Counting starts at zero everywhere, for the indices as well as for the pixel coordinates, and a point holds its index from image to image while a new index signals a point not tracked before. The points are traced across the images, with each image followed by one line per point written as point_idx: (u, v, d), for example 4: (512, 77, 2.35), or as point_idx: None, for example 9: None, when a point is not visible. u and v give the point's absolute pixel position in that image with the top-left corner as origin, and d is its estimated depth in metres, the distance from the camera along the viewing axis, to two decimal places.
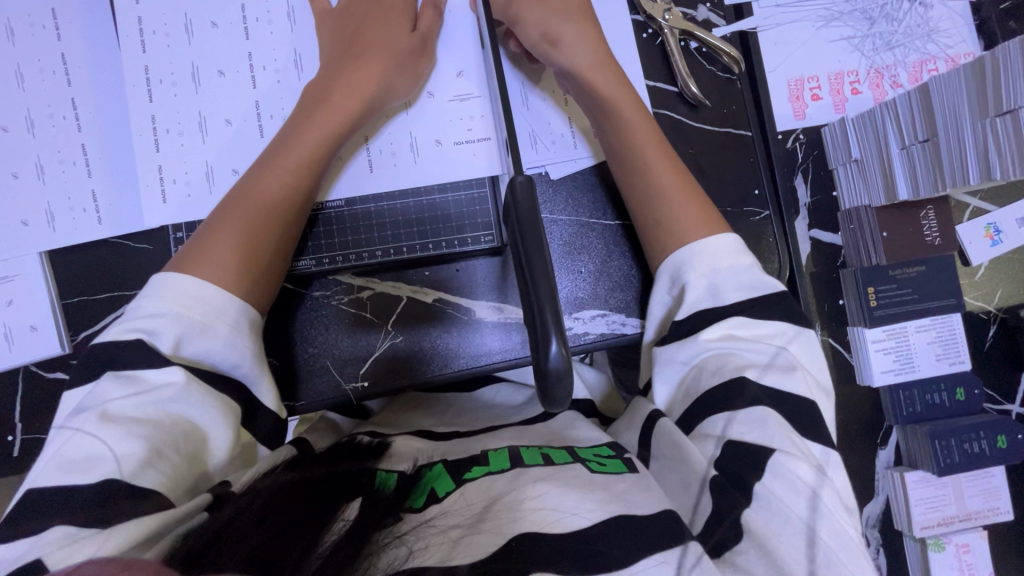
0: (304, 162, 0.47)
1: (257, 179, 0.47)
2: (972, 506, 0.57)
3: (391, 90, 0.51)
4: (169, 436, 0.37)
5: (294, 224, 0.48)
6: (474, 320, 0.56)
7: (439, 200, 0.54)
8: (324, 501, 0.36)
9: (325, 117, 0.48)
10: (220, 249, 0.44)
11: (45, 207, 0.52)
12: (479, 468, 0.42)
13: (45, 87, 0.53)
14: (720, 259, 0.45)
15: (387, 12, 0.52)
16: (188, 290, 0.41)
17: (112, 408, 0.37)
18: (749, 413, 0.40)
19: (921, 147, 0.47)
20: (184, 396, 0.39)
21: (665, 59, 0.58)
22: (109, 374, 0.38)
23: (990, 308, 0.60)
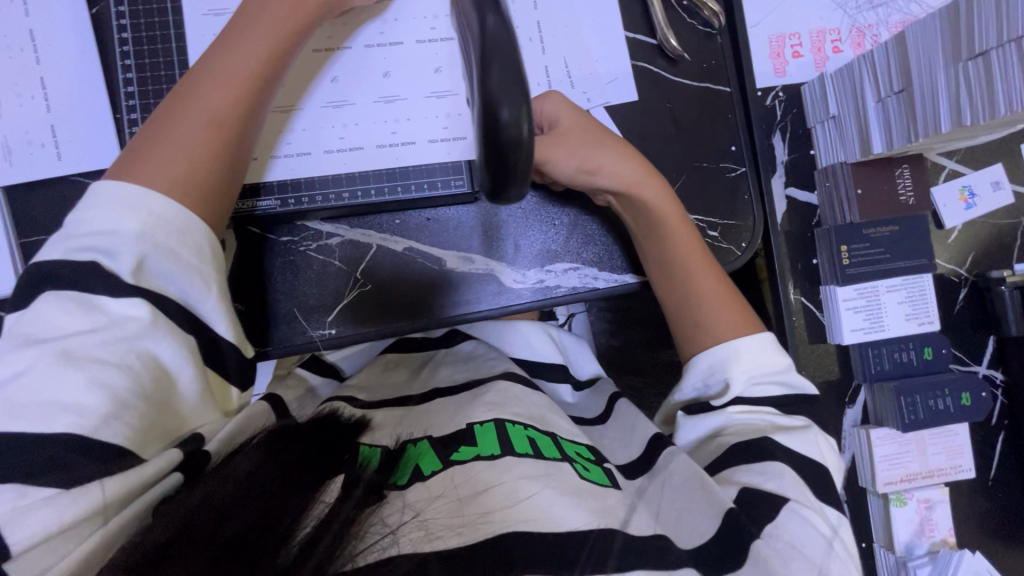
0: (260, 69, 0.43)
1: (199, 91, 0.41)
2: (935, 463, 0.57)
3: None
4: (137, 383, 0.34)
5: (245, 146, 0.43)
6: (445, 271, 0.55)
7: (407, 139, 0.51)
8: (305, 474, 0.34)
9: (286, 10, 0.44)
10: (176, 162, 0.39)
11: (2, 140, 0.51)
12: (466, 449, 0.42)
13: (1, 14, 0.51)
14: (761, 364, 0.47)
15: None
16: (135, 203, 0.36)
17: (71, 345, 0.33)
18: (766, 466, 0.42)
19: (896, 98, 0.47)
20: (152, 332, 0.35)
21: (645, 9, 0.57)
22: (53, 296, 0.35)
23: (961, 270, 0.60)
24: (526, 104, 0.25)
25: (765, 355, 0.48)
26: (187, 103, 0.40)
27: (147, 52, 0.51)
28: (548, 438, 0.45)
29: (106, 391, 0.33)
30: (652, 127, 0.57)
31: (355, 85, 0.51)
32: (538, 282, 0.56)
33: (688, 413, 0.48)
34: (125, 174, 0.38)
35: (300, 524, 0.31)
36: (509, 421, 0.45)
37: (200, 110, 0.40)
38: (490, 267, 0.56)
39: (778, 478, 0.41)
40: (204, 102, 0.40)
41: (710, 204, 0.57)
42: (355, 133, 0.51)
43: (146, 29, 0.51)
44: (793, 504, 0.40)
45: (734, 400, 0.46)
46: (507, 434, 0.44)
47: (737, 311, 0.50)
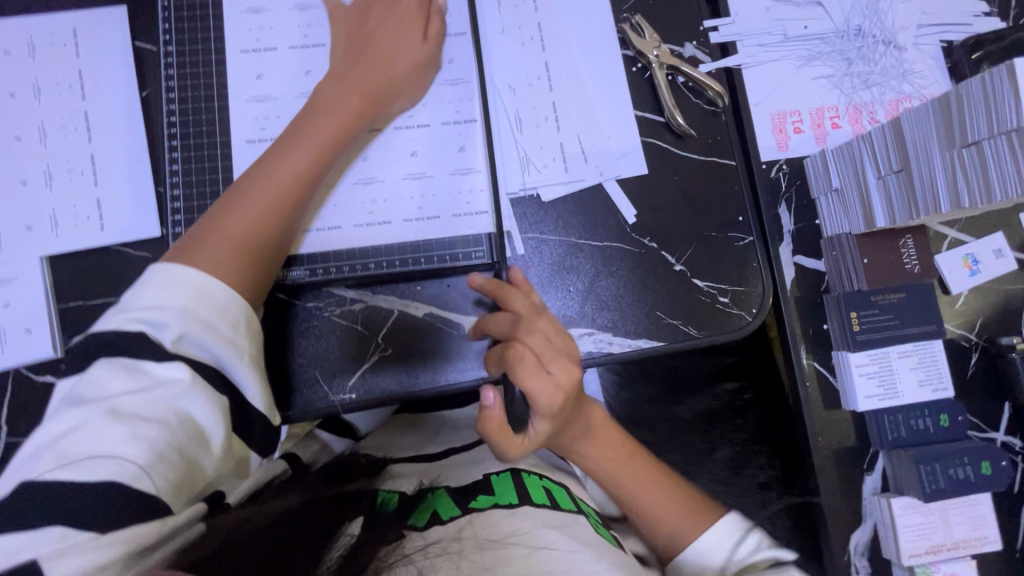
0: (304, 172, 0.46)
1: (255, 185, 0.44)
2: (960, 534, 0.57)
3: (397, 92, 0.52)
4: (174, 438, 0.36)
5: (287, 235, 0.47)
6: (464, 336, 0.57)
7: (432, 212, 0.54)
8: (331, 509, 0.37)
9: (334, 118, 0.48)
10: (228, 250, 0.42)
11: (50, 213, 0.54)
12: (483, 498, 0.45)
13: (60, 99, 0.55)
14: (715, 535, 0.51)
15: (402, 19, 0.53)
16: (184, 284, 0.39)
17: (119, 403, 0.35)
18: None
19: (896, 177, 0.49)
20: (188, 392, 0.37)
21: (653, 91, 0.61)
22: (104, 361, 0.37)
23: (971, 336, 0.61)
24: None
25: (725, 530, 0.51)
26: (240, 198, 0.44)
27: (193, 132, 0.55)
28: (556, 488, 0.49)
29: (145, 442, 0.35)
30: (662, 198, 0.60)
31: (382, 165, 0.54)
32: None
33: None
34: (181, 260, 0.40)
35: (320, 549, 0.33)
36: (525, 474, 0.51)
37: (252, 203, 0.44)
38: None
39: None
40: (261, 199, 0.44)
41: (720, 271, 0.59)
42: (382, 207, 0.54)
43: (193, 111, 0.55)
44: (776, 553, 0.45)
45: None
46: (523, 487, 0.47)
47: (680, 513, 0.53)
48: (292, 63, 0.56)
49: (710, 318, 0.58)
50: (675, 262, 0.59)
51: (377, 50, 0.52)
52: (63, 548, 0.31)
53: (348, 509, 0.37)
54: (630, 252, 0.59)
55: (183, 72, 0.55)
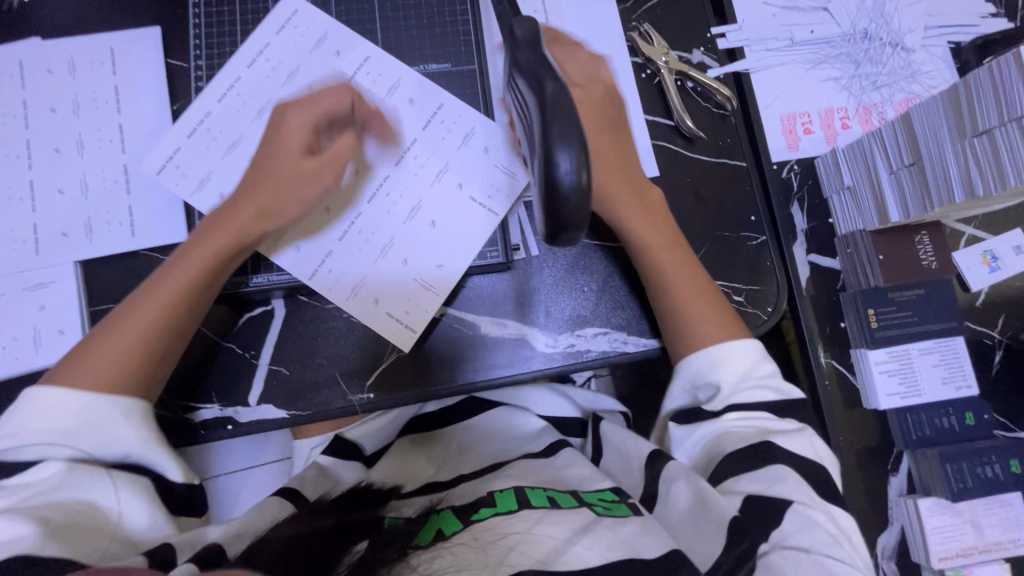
0: (196, 275, 0.48)
1: (144, 296, 0.47)
2: (991, 537, 0.55)
3: (306, 181, 0.50)
4: (67, 519, 0.41)
5: (176, 343, 0.48)
6: (480, 335, 0.58)
7: (448, 213, 0.55)
8: (336, 542, 0.38)
9: (225, 224, 0.49)
10: (109, 362, 0.45)
11: (84, 219, 0.57)
12: (486, 509, 0.43)
13: (97, 113, 0.58)
14: (746, 367, 0.48)
15: (310, 100, 0.50)
16: (43, 407, 0.43)
17: (1, 505, 0.40)
18: (767, 472, 0.44)
19: (908, 171, 0.49)
20: (68, 478, 0.42)
21: (662, 95, 0.62)
22: (2, 491, 0.41)
23: (994, 333, 0.60)
24: (583, 156, 0.30)
25: (752, 359, 0.49)
26: (126, 317, 0.46)
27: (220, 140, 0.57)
28: (566, 494, 0.46)
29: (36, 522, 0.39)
30: (674, 199, 0.60)
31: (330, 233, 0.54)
32: (568, 346, 0.58)
33: (682, 428, 0.49)
34: (56, 377, 0.44)
35: (330, 570, 0.36)
36: (528, 487, 0.47)
37: (141, 320, 0.46)
38: (523, 331, 0.58)
39: (779, 482, 0.43)
40: (151, 312, 0.46)
41: (733, 269, 0.59)
42: (396, 206, 0.55)
43: None
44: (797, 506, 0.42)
45: (727, 407, 0.47)
46: (525, 495, 0.45)
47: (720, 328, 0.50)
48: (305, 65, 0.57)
49: None
50: None
51: (269, 180, 0.49)
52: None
53: (353, 536, 0.39)
54: None
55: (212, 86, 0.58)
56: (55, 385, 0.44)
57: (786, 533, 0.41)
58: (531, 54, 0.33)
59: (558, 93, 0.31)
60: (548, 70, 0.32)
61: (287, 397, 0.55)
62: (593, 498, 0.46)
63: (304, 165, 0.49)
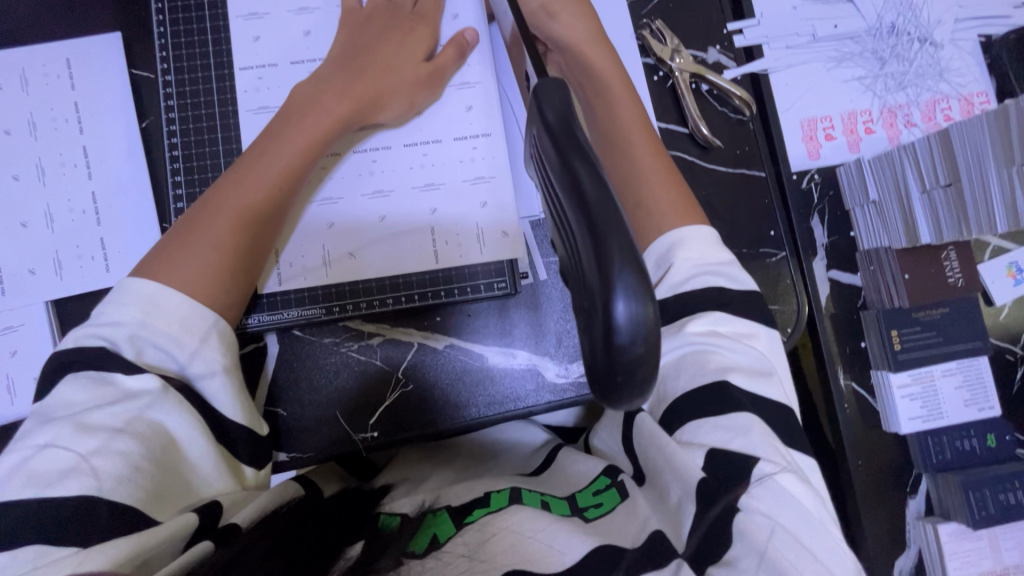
0: (281, 180, 0.45)
1: (220, 198, 0.43)
2: (1009, 560, 0.54)
3: (381, 106, 0.49)
4: (144, 447, 0.35)
5: (259, 248, 0.45)
6: (487, 367, 0.54)
7: (448, 236, 0.51)
8: (330, 542, 0.34)
9: (312, 126, 0.46)
10: (197, 262, 0.41)
11: (53, 254, 0.52)
12: (479, 509, 0.39)
13: (57, 134, 0.53)
14: (707, 253, 0.41)
15: (400, 35, 0.52)
16: (151, 297, 0.38)
17: (86, 416, 0.35)
18: (734, 419, 0.36)
19: (944, 191, 0.46)
20: (162, 403, 0.37)
21: (676, 101, 0.58)
22: (72, 377, 0.36)
23: (1016, 349, 0.58)
24: (647, 296, 0.21)
25: (709, 245, 0.42)
26: (209, 211, 0.43)
27: (196, 164, 0.52)
28: (563, 499, 0.41)
29: (120, 453, 0.34)
30: None
31: (388, 173, 0.51)
32: (581, 376, 0.55)
33: (650, 333, 0.40)
34: (147, 271, 0.40)
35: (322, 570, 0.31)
36: (525, 489, 0.42)
37: (235, 198, 0.43)
38: (533, 362, 0.55)
39: (745, 434, 0.35)
40: (216, 216, 0.43)
41: None
42: (391, 222, 0.51)
43: (196, 143, 0.52)
44: (764, 463, 0.35)
45: (689, 316, 0.39)
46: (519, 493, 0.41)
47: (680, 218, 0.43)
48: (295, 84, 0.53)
49: None
50: None
51: (374, 58, 0.50)
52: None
53: (351, 536, 0.35)
54: None
55: (184, 101, 0.52)
56: (150, 279, 0.39)
57: (751, 496, 0.34)
58: (563, 131, 0.23)
59: (603, 199, 0.22)
60: (585, 149, 0.23)
61: (283, 438, 0.52)
62: (587, 499, 0.41)
63: (415, 71, 0.50)
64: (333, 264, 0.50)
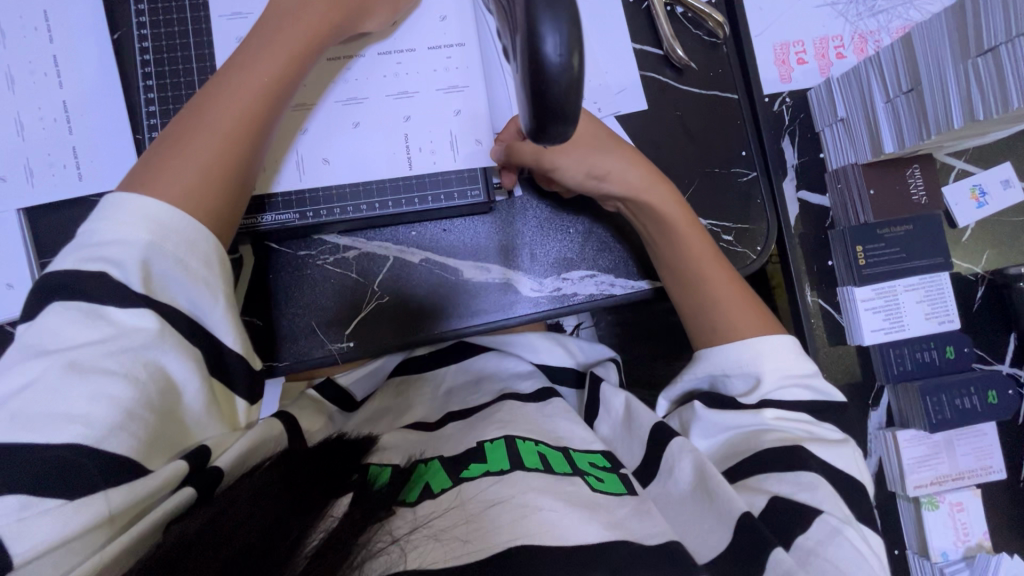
0: (270, 89, 0.43)
1: (207, 107, 0.41)
2: (965, 465, 0.57)
3: (365, 13, 0.48)
4: (143, 394, 0.33)
5: (253, 165, 0.43)
6: (462, 281, 0.55)
7: (423, 146, 0.51)
8: (317, 492, 0.35)
9: (299, 34, 0.44)
10: (189, 177, 0.39)
11: (24, 162, 0.52)
12: (475, 467, 0.42)
13: (26, 42, 0.52)
14: (783, 362, 0.48)
15: None
16: (147, 216, 0.36)
17: (77, 355, 0.32)
18: (799, 476, 0.41)
19: (905, 98, 0.47)
20: (160, 343, 0.35)
21: (651, 22, 0.58)
22: (60, 306, 0.34)
23: (977, 269, 0.60)
24: (574, 33, 0.24)
25: (784, 356, 0.48)
26: (196, 122, 0.40)
27: (169, 73, 0.52)
28: (559, 455, 0.44)
29: (112, 399, 0.32)
30: (662, 134, 0.58)
31: (362, 81, 0.51)
32: (555, 290, 0.56)
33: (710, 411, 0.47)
34: (137, 187, 0.38)
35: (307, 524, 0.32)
36: (520, 438, 0.45)
37: (223, 108, 0.41)
38: (507, 277, 0.56)
39: (811, 488, 0.40)
40: (205, 127, 0.40)
41: (721, 207, 0.57)
42: (366, 130, 0.51)
43: (168, 51, 0.52)
44: (827, 515, 0.39)
45: (763, 403, 0.46)
46: (517, 450, 0.43)
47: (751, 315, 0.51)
48: None
49: None
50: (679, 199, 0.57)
51: None
52: (22, 517, 0.29)
53: (338, 490, 0.36)
54: None
55: (155, 9, 0.52)
56: (140, 194, 0.37)
57: (808, 536, 0.38)
58: None
59: None
60: None
61: (258, 348, 0.53)
62: (585, 464, 0.44)
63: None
64: (306, 170, 0.50)
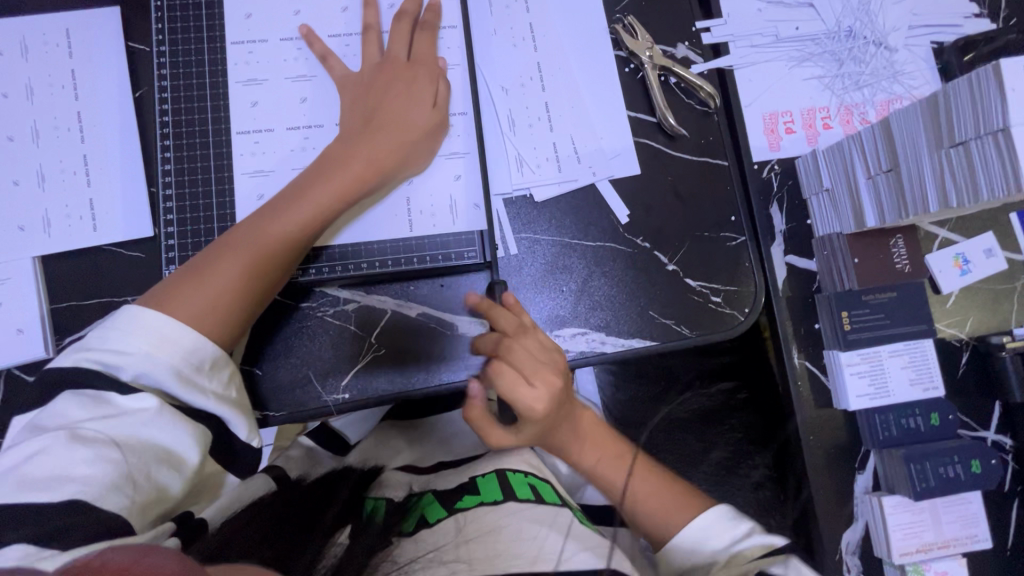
0: (296, 233, 0.47)
1: (243, 236, 0.46)
2: (950, 533, 0.57)
3: (405, 160, 0.52)
4: (138, 462, 0.37)
5: (263, 292, 0.47)
6: (457, 335, 0.57)
7: (426, 212, 0.54)
8: (323, 517, 0.35)
9: (336, 183, 0.49)
10: (205, 303, 0.43)
11: (42, 213, 0.54)
12: (470, 497, 0.45)
13: (52, 99, 0.55)
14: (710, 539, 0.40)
15: (419, 83, 0.54)
16: (161, 330, 0.41)
17: (82, 428, 0.37)
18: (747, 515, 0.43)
19: (885, 177, 0.50)
20: (156, 420, 0.39)
21: (645, 92, 0.61)
22: (69, 393, 0.39)
23: (961, 335, 0.61)
24: None
25: (719, 526, 0.41)
26: (229, 244, 0.46)
27: (185, 132, 0.55)
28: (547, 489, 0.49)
29: (112, 464, 0.36)
30: (654, 198, 0.60)
31: None
32: None
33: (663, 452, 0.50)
34: (163, 300, 0.43)
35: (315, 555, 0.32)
36: (510, 471, 0.50)
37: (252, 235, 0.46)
38: None
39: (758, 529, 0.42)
40: (235, 245, 0.46)
41: (711, 270, 0.59)
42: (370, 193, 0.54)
43: (186, 111, 0.55)
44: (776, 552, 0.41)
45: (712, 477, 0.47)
46: (507, 482, 0.48)
47: (674, 496, 0.42)
48: (283, 62, 0.56)
49: (701, 317, 0.58)
50: (668, 262, 0.59)
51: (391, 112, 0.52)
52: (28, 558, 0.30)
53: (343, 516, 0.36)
54: (621, 251, 0.59)
55: (175, 71, 0.55)
56: (160, 309, 0.42)
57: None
58: None
59: None
60: None
61: (258, 397, 0.54)
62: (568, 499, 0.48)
63: (425, 120, 0.53)
64: None
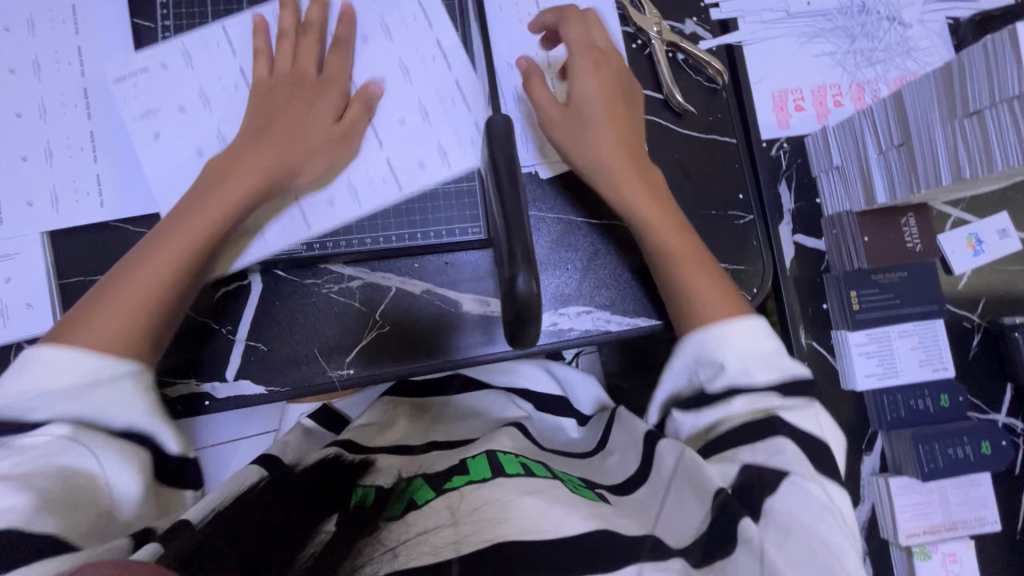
0: (204, 239, 0.46)
1: (137, 265, 0.44)
2: (958, 515, 0.56)
3: (297, 171, 0.50)
4: None
5: (182, 304, 0.46)
6: (461, 313, 0.57)
7: (429, 190, 0.55)
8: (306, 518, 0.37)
9: (225, 194, 0.47)
10: (97, 335, 0.42)
11: (50, 189, 0.54)
12: (460, 477, 0.44)
13: (59, 76, 0.56)
14: (748, 346, 0.46)
15: (307, 93, 0.52)
16: (57, 362, 0.40)
17: None
18: (769, 445, 0.42)
19: (897, 151, 0.49)
20: None
21: (652, 68, 0.60)
22: (60, 379, 0.39)
23: (973, 316, 0.60)
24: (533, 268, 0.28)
25: (756, 341, 0.46)
26: (129, 278, 0.44)
27: (190, 108, 0.55)
28: (540, 466, 0.47)
29: None
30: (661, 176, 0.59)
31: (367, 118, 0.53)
32: (552, 325, 0.57)
33: (683, 411, 0.48)
34: (61, 340, 0.42)
35: (296, 552, 0.34)
36: (501, 452, 0.48)
37: (152, 260, 0.45)
38: None
39: (779, 454, 0.41)
40: (122, 277, 0.44)
41: (718, 249, 0.58)
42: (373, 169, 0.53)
43: (190, 87, 0.55)
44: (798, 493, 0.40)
45: (730, 387, 0.45)
46: (499, 462, 0.46)
47: (726, 302, 0.48)
48: (287, 38, 0.56)
49: None
50: None
51: (290, 126, 0.50)
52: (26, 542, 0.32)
53: (327, 511, 0.38)
54: (626, 229, 0.59)
55: (180, 48, 0.55)
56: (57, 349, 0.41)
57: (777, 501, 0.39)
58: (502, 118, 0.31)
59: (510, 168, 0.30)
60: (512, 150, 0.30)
61: (263, 371, 0.55)
62: (566, 480, 0.47)
63: (326, 130, 0.51)
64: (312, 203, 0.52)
